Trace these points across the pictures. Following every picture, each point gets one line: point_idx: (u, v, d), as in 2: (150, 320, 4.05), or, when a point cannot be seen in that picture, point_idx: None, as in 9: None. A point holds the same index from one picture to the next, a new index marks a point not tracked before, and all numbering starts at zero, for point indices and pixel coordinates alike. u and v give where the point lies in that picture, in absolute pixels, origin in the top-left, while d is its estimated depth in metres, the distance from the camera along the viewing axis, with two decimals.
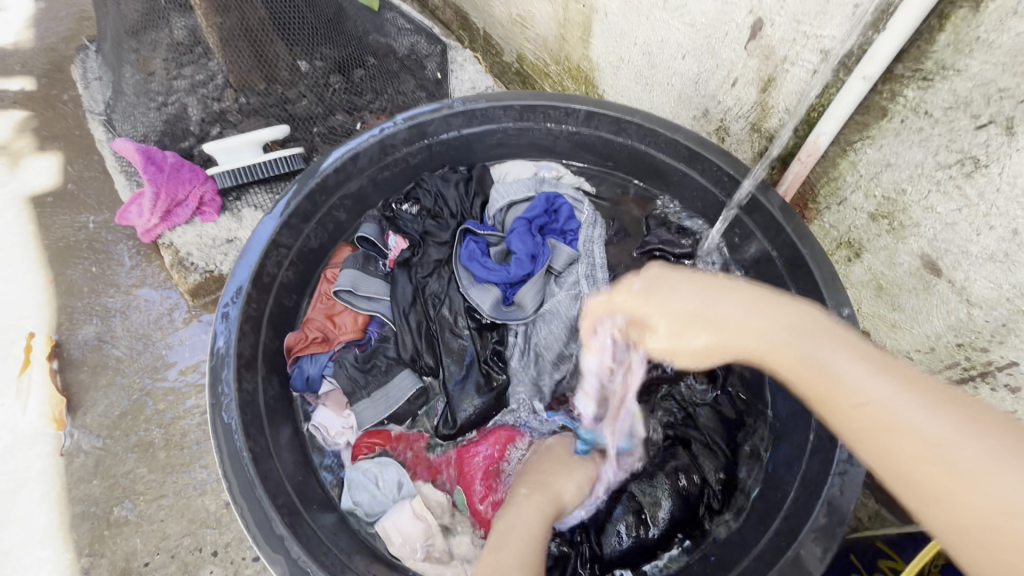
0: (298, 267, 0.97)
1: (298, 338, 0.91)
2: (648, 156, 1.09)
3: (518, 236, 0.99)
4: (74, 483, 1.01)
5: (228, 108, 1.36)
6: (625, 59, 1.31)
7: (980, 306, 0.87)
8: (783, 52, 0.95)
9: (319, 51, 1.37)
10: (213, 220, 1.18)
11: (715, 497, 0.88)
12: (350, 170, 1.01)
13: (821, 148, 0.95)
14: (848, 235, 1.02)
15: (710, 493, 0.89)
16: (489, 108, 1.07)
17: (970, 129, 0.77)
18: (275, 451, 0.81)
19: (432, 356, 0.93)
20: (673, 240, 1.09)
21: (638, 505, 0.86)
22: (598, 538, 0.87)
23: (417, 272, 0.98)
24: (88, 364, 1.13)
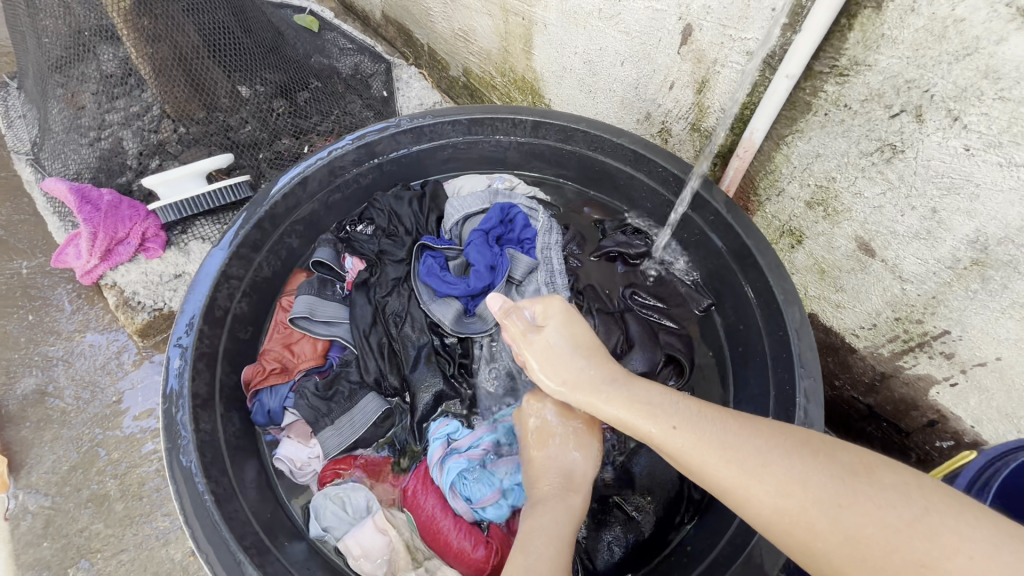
0: (251, 298, 0.94)
1: (255, 370, 0.88)
2: (597, 161, 1.12)
3: (476, 248, 0.99)
4: (22, 548, 0.94)
5: (166, 139, 1.32)
6: (567, 68, 1.34)
7: (911, 281, 0.94)
8: (713, 55, 1.00)
9: (260, 76, 1.34)
10: (158, 256, 1.14)
11: (696, 486, 0.85)
12: (299, 196, 0.99)
13: (756, 144, 1.00)
14: (789, 224, 1.08)
15: (690, 484, 0.85)
16: (437, 124, 1.08)
17: (885, 119, 0.83)
18: (241, 490, 0.78)
19: (397, 377, 0.91)
20: (628, 242, 1.12)
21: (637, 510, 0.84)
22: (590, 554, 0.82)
23: (376, 293, 0.97)
24: (30, 419, 1.06)
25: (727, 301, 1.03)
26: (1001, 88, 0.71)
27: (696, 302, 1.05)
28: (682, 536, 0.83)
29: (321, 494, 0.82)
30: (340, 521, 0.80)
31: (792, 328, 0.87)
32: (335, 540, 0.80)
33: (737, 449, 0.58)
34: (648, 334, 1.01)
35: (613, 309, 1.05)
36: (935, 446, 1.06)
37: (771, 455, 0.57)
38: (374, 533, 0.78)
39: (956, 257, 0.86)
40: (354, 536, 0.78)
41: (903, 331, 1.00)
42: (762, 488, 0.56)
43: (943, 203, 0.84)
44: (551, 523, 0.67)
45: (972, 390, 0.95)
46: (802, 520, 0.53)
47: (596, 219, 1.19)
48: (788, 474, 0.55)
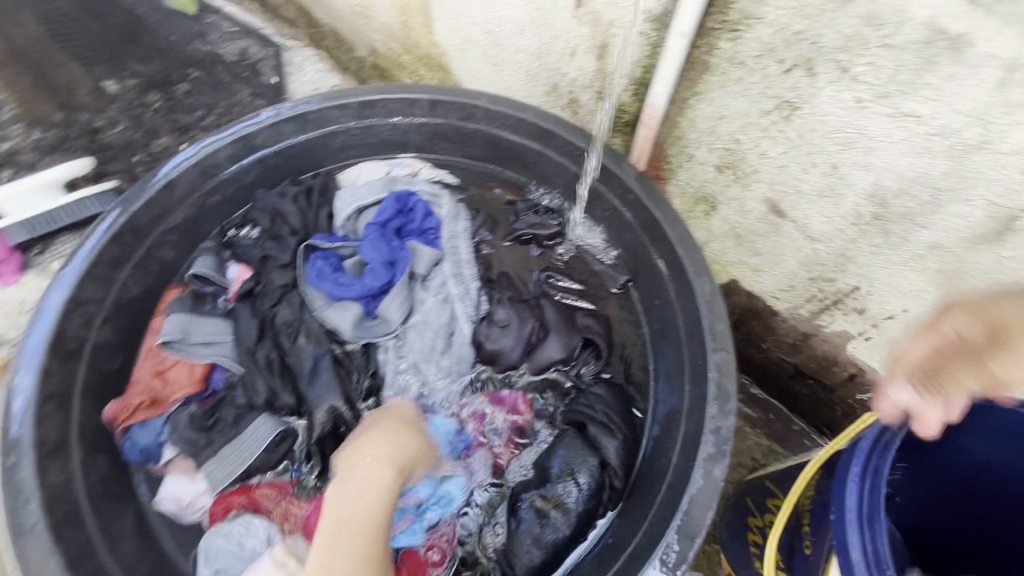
0: (116, 323, 0.83)
1: (120, 407, 0.77)
2: (502, 139, 1.05)
3: (370, 243, 0.91)
4: None
5: (19, 147, 1.15)
6: (470, 41, 1.26)
7: (820, 241, 0.92)
8: (608, 17, 0.94)
9: (125, 67, 1.25)
10: (15, 281, 1.00)
11: (617, 476, 0.83)
12: (165, 203, 0.88)
13: (660, 110, 0.95)
14: (702, 191, 1.04)
15: (610, 474, 0.83)
16: (322, 111, 0.98)
17: (779, 75, 0.80)
18: (109, 544, 0.69)
19: (291, 394, 0.83)
20: (540, 223, 1.06)
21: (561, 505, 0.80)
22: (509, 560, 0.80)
23: (262, 304, 0.88)
24: None
25: (643, 276, 0.96)
26: (885, 35, 0.68)
27: (613, 280, 1.00)
28: (604, 527, 0.82)
29: (211, 533, 0.75)
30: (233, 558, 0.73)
31: (704, 300, 0.82)
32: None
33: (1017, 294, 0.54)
34: (563, 317, 0.97)
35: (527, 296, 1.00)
36: (857, 399, 1.07)
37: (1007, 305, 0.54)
38: (269, 564, 0.71)
39: (859, 212, 0.85)
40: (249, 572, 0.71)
41: (818, 290, 0.99)
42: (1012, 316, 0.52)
43: (842, 159, 0.81)
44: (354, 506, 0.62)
45: (885, 343, 0.96)
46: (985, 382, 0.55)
47: (507, 199, 1.13)
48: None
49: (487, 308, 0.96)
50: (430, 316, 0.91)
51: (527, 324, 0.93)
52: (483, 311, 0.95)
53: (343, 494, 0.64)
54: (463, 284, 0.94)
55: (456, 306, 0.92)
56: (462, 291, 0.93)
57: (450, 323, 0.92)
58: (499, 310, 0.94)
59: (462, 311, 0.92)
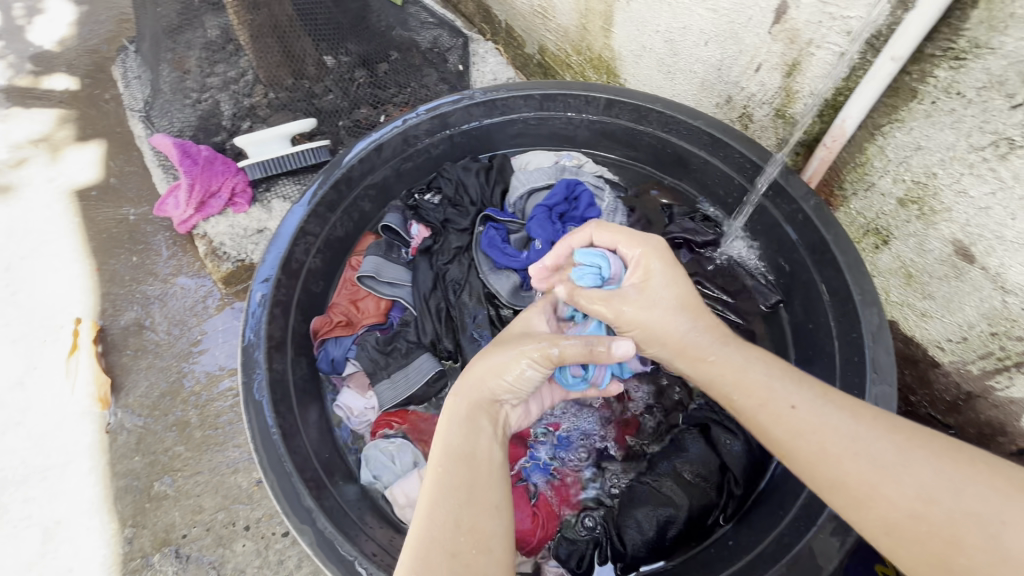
0: (324, 255, 1.00)
1: (323, 321, 0.95)
2: (671, 144, 1.09)
3: (538, 223, 1.00)
4: (117, 459, 1.06)
5: (258, 103, 1.40)
6: (646, 47, 1.30)
7: (1014, 293, 0.85)
8: (808, 36, 0.93)
9: (344, 46, 1.43)
10: (245, 210, 1.23)
11: (737, 483, 0.84)
12: (374, 161, 1.04)
13: (848, 133, 0.93)
14: (876, 222, 1.00)
15: (730, 479, 0.84)
16: (509, 98, 1.08)
17: (1005, 109, 0.75)
18: (305, 429, 0.84)
19: (451, 341, 0.95)
20: (696, 230, 1.07)
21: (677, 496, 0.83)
22: (619, 534, 0.82)
23: (438, 260, 1.01)
24: (130, 348, 1.19)
25: (796, 300, 0.98)
26: None
27: (763, 299, 1.02)
28: (716, 535, 0.83)
29: (372, 444, 0.88)
30: (386, 469, 0.85)
31: (869, 332, 0.82)
32: (383, 487, 0.85)
33: (763, 358, 0.64)
34: None
35: None
36: None
37: (833, 419, 0.56)
38: (418, 481, 0.82)
39: None
40: (399, 483, 0.83)
41: (999, 347, 0.91)
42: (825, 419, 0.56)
43: None
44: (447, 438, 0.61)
45: None
46: (946, 527, 0.48)
47: (662, 202, 1.17)
48: (837, 427, 0.56)
49: None
50: None
51: None
52: None
53: (467, 441, 0.61)
54: None
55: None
56: None
57: None
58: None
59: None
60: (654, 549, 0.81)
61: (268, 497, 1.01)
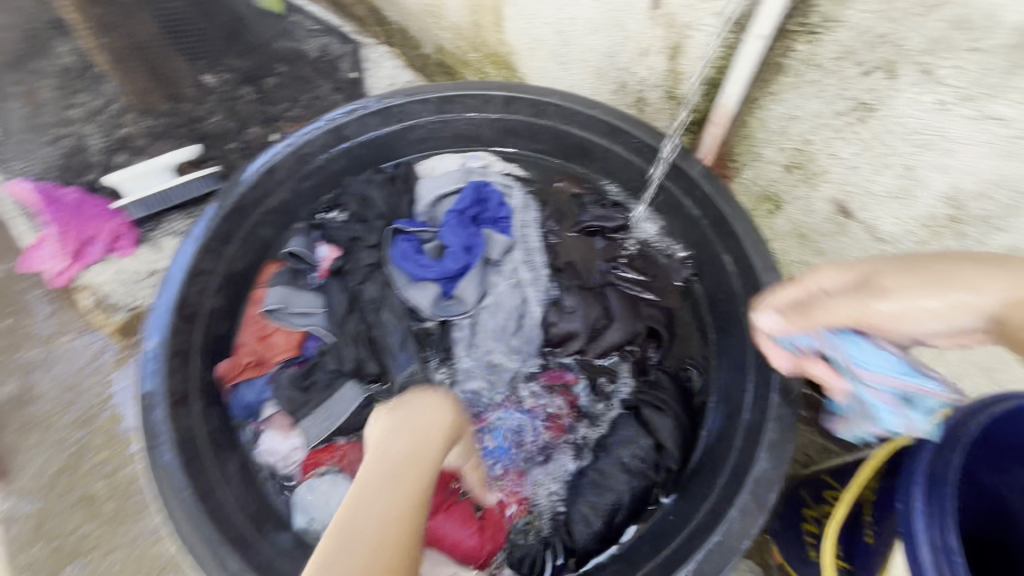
0: (225, 292, 0.93)
1: (230, 366, 0.89)
2: (572, 136, 1.10)
3: (451, 229, 0.99)
4: (15, 551, 0.94)
5: (132, 133, 1.28)
6: (539, 40, 1.31)
7: (889, 242, 0.93)
8: (684, 19, 0.97)
9: (223, 62, 1.35)
10: (132, 253, 1.11)
11: (673, 458, 0.88)
12: (268, 185, 0.97)
13: (731, 110, 0.98)
14: (767, 189, 1.06)
15: (667, 457, 0.88)
16: (407, 104, 1.05)
17: (857, 77, 0.82)
18: (224, 485, 0.78)
19: (376, 364, 0.91)
20: (607, 215, 1.10)
21: (616, 484, 0.85)
22: (568, 532, 0.85)
23: (351, 281, 0.97)
24: (14, 425, 1.05)
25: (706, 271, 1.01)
26: (972, 38, 0.70)
27: (675, 275, 1.06)
28: (660, 512, 0.86)
29: (303, 486, 0.83)
30: (323, 510, 0.81)
31: None
32: (321, 528, 0.81)
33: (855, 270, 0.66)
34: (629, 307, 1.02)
35: (593, 284, 1.03)
36: None
37: (921, 281, 0.60)
38: None
39: (932, 215, 0.86)
40: None
41: None
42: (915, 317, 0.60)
43: (918, 160, 0.82)
44: (419, 455, 0.65)
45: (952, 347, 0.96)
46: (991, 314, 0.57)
47: (572, 192, 1.17)
48: (897, 271, 0.62)
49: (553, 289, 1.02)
50: (499, 300, 0.98)
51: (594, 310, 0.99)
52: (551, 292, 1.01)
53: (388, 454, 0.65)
54: (533, 270, 1.01)
55: (528, 291, 1.00)
56: (531, 274, 1.01)
57: (522, 306, 0.99)
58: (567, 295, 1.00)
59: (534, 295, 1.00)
60: (605, 537, 0.84)
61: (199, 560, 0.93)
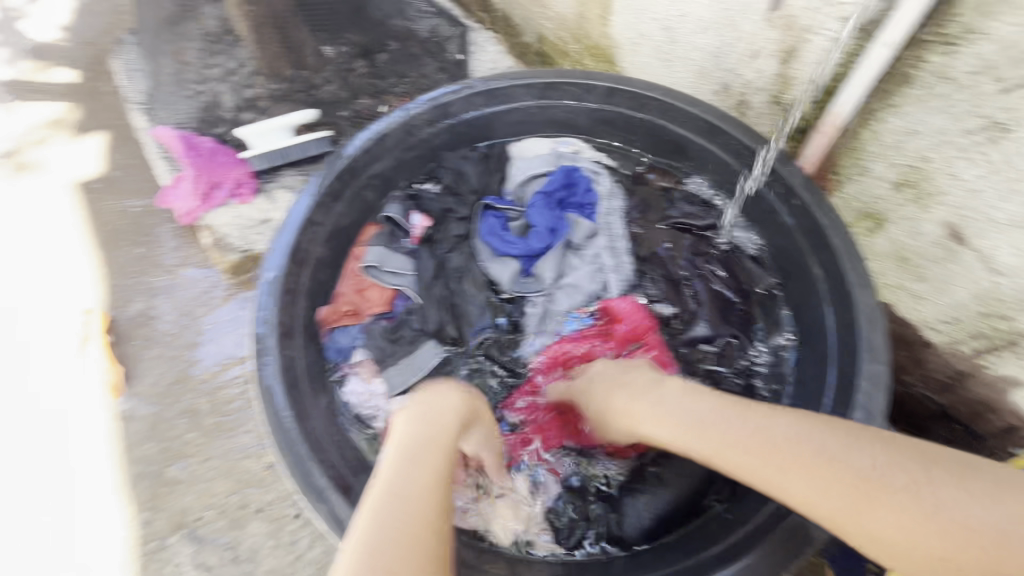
0: (331, 244, 1.02)
1: (331, 311, 1.00)
2: (670, 132, 1.10)
3: (537, 210, 1.08)
4: (132, 445, 1.09)
5: (259, 95, 1.41)
6: (644, 35, 1.31)
7: (1004, 274, 0.87)
8: (805, 22, 0.95)
9: (343, 37, 1.45)
10: (250, 201, 1.24)
11: None
12: (376, 152, 1.05)
13: (843, 119, 0.95)
14: (870, 206, 1.02)
15: None
16: (511, 88, 1.10)
17: (993, 93, 0.78)
18: (316, 411, 0.87)
19: (455, 328, 1.01)
20: (695, 213, 1.14)
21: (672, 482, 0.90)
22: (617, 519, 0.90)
23: (439, 249, 1.08)
24: (139, 338, 1.21)
25: (794, 283, 1.01)
26: None
27: (760, 280, 1.06)
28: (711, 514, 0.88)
29: None
30: None
31: (864, 316, 0.85)
32: None
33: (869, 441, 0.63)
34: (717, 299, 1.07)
35: (676, 274, 1.09)
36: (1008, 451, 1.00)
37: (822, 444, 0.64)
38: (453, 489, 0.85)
39: None
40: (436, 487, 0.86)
41: (989, 327, 0.93)
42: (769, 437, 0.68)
43: None
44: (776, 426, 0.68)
45: None
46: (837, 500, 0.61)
47: (660, 185, 1.19)
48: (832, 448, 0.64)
49: (629, 272, 1.09)
50: (577, 281, 1.07)
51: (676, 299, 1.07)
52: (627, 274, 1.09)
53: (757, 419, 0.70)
54: (614, 254, 1.10)
55: (608, 276, 1.08)
56: (612, 260, 1.09)
57: (602, 289, 1.07)
58: (651, 282, 1.09)
59: (613, 280, 1.08)
60: (652, 531, 0.89)
61: (278, 480, 1.04)
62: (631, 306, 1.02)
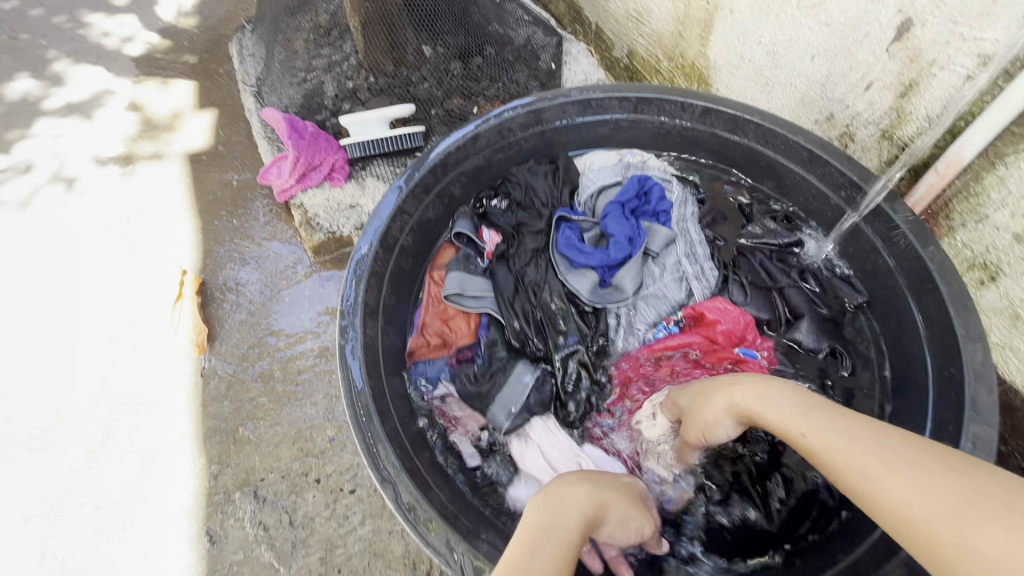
0: (416, 234, 1.05)
1: (419, 343, 1.01)
2: (766, 157, 1.07)
3: (615, 220, 1.05)
4: (209, 401, 1.16)
5: (359, 87, 1.48)
6: (745, 58, 1.28)
7: None
8: (931, 56, 0.90)
9: (442, 38, 1.46)
10: (341, 185, 1.30)
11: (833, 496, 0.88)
12: (469, 149, 1.07)
13: (964, 160, 0.89)
14: (983, 256, 0.95)
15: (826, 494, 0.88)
16: (604, 99, 1.10)
17: None
18: (389, 392, 0.90)
19: (541, 343, 0.98)
20: (775, 231, 1.08)
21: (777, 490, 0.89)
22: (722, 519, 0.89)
23: (516, 263, 1.04)
24: (226, 302, 1.29)
25: (888, 325, 0.96)
26: None
27: (849, 298, 1.00)
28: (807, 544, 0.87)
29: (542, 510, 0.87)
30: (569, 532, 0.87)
31: (971, 369, 0.79)
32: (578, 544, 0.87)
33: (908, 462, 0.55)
34: (822, 319, 0.98)
35: (768, 283, 1.02)
36: None
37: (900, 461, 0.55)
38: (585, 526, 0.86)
39: None
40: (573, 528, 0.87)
41: None
42: (827, 437, 0.61)
43: None
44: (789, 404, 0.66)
45: None
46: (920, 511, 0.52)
47: (737, 200, 1.15)
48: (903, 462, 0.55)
49: (716, 280, 1.04)
50: (656, 292, 1.02)
51: (770, 312, 1.00)
52: (712, 282, 1.03)
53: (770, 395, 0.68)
54: (696, 262, 1.04)
55: (693, 284, 1.02)
56: (696, 269, 1.04)
57: (687, 300, 1.02)
58: (736, 289, 1.03)
59: (698, 288, 1.02)
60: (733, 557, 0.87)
61: (339, 454, 1.07)
62: (723, 307, 0.96)
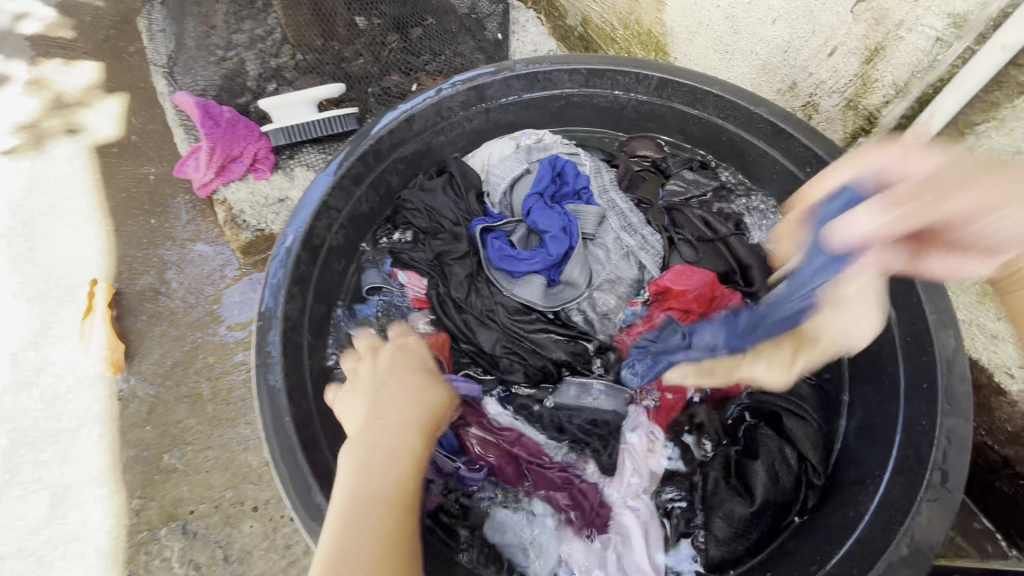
0: (347, 231, 0.94)
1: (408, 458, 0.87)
2: (727, 132, 1.00)
3: (541, 213, 0.96)
4: (128, 427, 1.03)
5: (285, 65, 1.34)
6: (703, 23, 1.19)
7: None
8: (899, 17, 0.83)
9: (376, 7, 1.33)
10: (266, 177, 1.17)
11: (817, 472, 0.86)
12: (404, 133, 0.96)
13: (933, 131, 0.83)
14: None
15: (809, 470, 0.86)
16: (552, 72, 1.00)
17: None
18: (321, 415, 0.81)
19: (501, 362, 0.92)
20: (696, 182, 1.06)
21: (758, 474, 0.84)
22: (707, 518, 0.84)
23: (455, 291, 0.94)
24: (145, 314, 1.15)
25: None
26: None
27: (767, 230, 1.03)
28: (790, 529, 0.84)
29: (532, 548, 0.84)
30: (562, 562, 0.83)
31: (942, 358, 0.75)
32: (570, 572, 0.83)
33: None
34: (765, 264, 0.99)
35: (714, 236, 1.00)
36: None
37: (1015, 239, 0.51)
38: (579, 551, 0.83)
39: None
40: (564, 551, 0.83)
41: None
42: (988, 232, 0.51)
43: None
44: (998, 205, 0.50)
45: None
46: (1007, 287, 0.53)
47: (648, 158, 1.10)
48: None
49: (659, 242, 1.00)
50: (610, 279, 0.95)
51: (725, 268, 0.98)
52: (658, 244, 0.99)
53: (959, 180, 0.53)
54: (632, 229, 1.00)
55: (641, 256, 0.97)
56: (642, 242, 0.98)
57: (644, 272, 0.97)
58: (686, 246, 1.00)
59: (648, 258, 0.97)
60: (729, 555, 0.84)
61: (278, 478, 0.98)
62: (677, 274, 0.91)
